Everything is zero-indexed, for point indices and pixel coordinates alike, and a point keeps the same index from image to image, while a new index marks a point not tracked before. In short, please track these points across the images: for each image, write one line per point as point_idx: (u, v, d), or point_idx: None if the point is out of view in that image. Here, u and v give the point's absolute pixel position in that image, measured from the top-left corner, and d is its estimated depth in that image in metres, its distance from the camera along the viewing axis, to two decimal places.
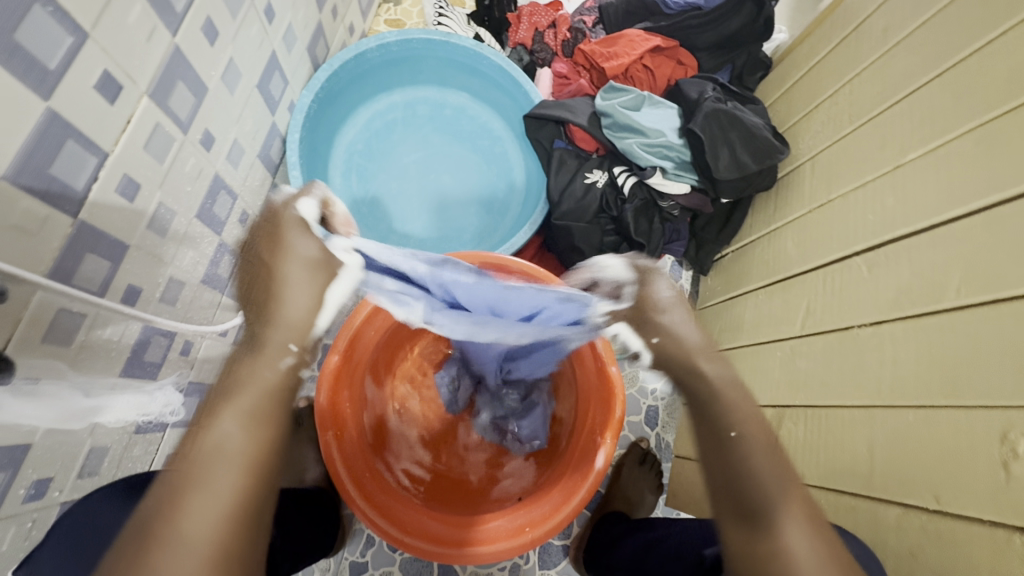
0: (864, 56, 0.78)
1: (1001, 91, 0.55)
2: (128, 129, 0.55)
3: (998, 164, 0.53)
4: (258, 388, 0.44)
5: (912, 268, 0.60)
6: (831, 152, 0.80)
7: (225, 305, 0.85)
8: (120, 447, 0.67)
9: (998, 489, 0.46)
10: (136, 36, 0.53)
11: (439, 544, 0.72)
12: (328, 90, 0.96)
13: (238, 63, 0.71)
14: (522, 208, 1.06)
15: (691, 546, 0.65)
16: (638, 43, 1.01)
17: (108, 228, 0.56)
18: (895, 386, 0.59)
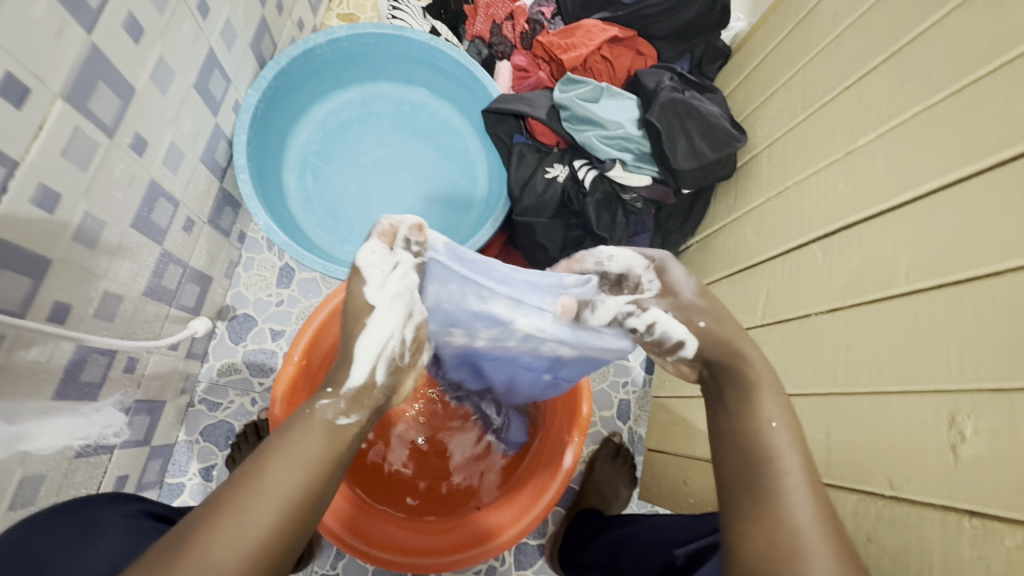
0: (816, 42, 0.78)
1: (945, 74, 0.55)
2: (41, 135, 0.51)
3: (942, 148, 0.53)
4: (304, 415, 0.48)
5: (863, 253, 0.61)
6: (787, 140, 0.80)
7: (173, 317, 0.81)
8: (58, 474, 0.64)
9: (948, 472, 0.46)
10: (42, 34, 0.49)
11: (403, 552, 0.70)
12: (277, 89, 0.92)
13: (170, 61, 0.67)
14: (486, 205, 1.04)
15: (664, 543, 0.65)
16: (596, 34, 0.99)
17: (25, 242, 0.52)
18: (850, 372, 0.59)
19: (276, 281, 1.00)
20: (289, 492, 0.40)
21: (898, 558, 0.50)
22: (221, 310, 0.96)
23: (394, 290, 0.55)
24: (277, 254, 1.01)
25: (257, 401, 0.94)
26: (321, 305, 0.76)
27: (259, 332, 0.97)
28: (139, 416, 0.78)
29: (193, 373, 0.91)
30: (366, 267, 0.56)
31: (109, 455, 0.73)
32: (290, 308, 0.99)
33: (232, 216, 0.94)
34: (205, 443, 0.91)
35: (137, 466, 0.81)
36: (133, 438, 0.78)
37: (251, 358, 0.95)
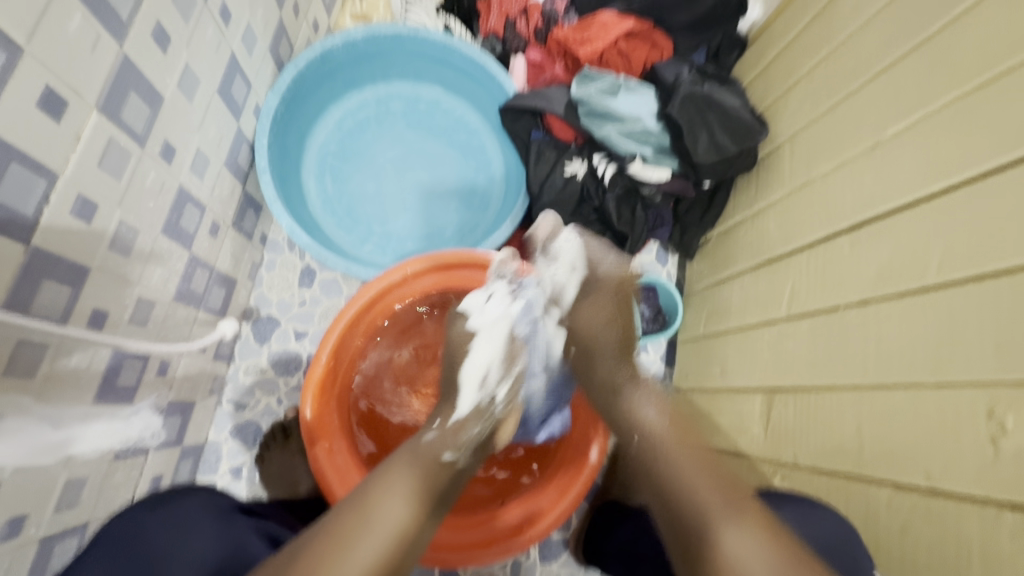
0: (839, 31, 0.76)
1: (978, 63, 0.54)
2: (78, 147, 0.52)
3: (976, 138, 0.53)
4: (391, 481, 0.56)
5: (894, 245, 0.60)
6: (810, 131, 0.79)
7: (201, 321, 0.83)
8: (99, 475, 0.66)
9: (987, 465, 0.47)
10: (79, 47, 0.50)
11: (444, 547, 0.71)
12: (295, 92, 0.93)
13: (194, 69, 0.68)
14: (503, 201, 1.04)
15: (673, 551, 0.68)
16: (612, 27, 0.99)
17: (66, 252, 0.53)
18: (882, 364, 0.58)
19: (298, 282, 1.01)
20: (394, 526, 0.51)
21: (936, 550, 0.50)
22: (245, 312, 0.98)
23: (493, 315, 0.75)
24: (298, 255, 1.02)
25: (283, 401, 0.96)
26: (344, 308, 0.77)
27: (283, 333, 0.98)
28: (171, 417, 0.80)
29: (220, 374, 0.93)
30: (470, 305, 0.76)
31: (145, 456, 0.75)
32: (313, 308, 1.00)
33: (254, 218, 0.95)
34: (234, 442, 0.93)
35: (170, 466, 0.83)
36: (166, 439, 0.80)
37: (276, 359, 0.97)
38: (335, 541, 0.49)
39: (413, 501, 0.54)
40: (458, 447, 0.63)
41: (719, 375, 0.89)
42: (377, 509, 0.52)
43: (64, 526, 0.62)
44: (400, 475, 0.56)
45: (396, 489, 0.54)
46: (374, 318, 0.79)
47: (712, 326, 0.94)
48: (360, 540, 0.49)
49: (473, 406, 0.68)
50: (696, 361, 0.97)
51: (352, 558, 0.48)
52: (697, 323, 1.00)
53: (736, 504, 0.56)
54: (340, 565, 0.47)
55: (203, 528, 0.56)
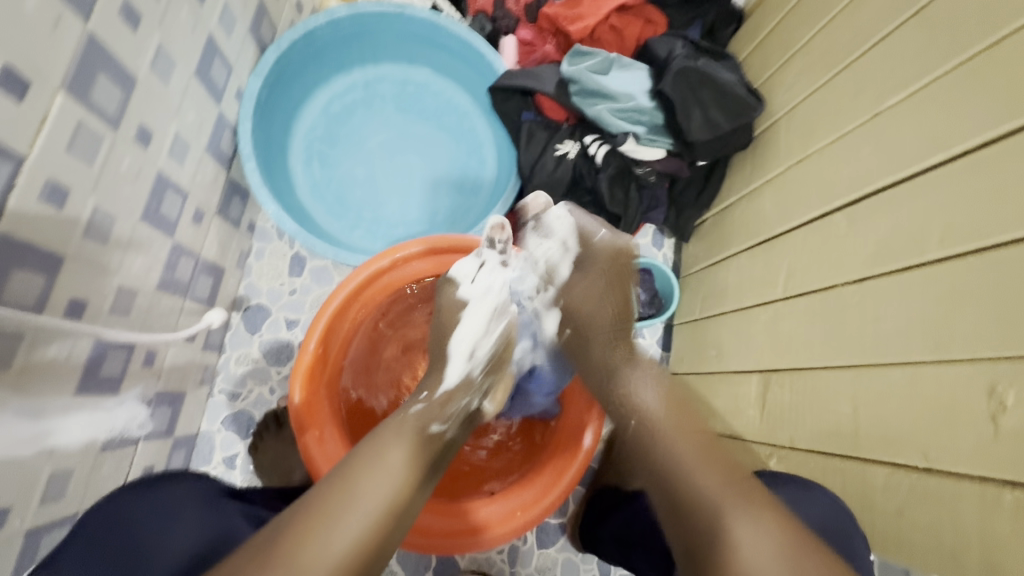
0: (837, 0, 0.73)
1: (981, 26, 0.52)
2: (44, 129, 0.50)
3: (979, 105, 0.50)
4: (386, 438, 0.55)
5: (893, 220, 0.58)
6: (807, 106, 0.76)
7: (188, 310, 0.81)
8: (86, 467, 0.65)
9: (987, 443, 0.45)
10: (39, 25, 0.48)
11: (444, 534, 0.70)
12: (278, 74, 0.90)
13: (169, 49, 0.66)
14: (495, 185, 1.02)
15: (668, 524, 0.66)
16: (603, 2, 0.96)
17: (37, 239, 0.52)
18: (880, 343, 0.57)
19: (288, 270, 0.99)
20: (380, 502, 0.49)
21: (933, 530, 0.49)
22: (235, 301, 0.96)
23: (484, 286, 0.73)
24: (288, 243, 1.00)
25: (276, 390, 0.95)
26: (331, 295, 0.75)
27: (274, 322, 0.97)
28: (160, 408, 0.79)
29: (211, 364, 0.92)
30: (460, 274, 0.74)
31: (135, 447, 0.74)
32: (304, 297, 0.99)
33: (241, 206, 0.93)
34: (227, 432, 0.92)
35: (162, 457, 0.82)
36: (157, 430, 0.79)
37: (268, 348, 0.96)
38: (318, 516, 0.46)
39: (402, 473, 0.52)
40: (447, 419, 0.61)
41: (715, 358, 0.88)
42: (362, 484, 0.49)
43: (52, 518, 0.61)
44: (390, 446, 0.54)
45: (385, 462, 0.52)
46: (362, 303, 0.78)
47: (708, 308, 0.93)
48: (363, 485, 0.49)
49: (461, 377, 0.67)
50: (692, 345, 0.95)
51: (338, 532, 0.45)
52: (693, 306, 0.99)
53: (739, 485, 0.54)
54: (325, 539, 0.45)
55: (188, 512, 0.55)
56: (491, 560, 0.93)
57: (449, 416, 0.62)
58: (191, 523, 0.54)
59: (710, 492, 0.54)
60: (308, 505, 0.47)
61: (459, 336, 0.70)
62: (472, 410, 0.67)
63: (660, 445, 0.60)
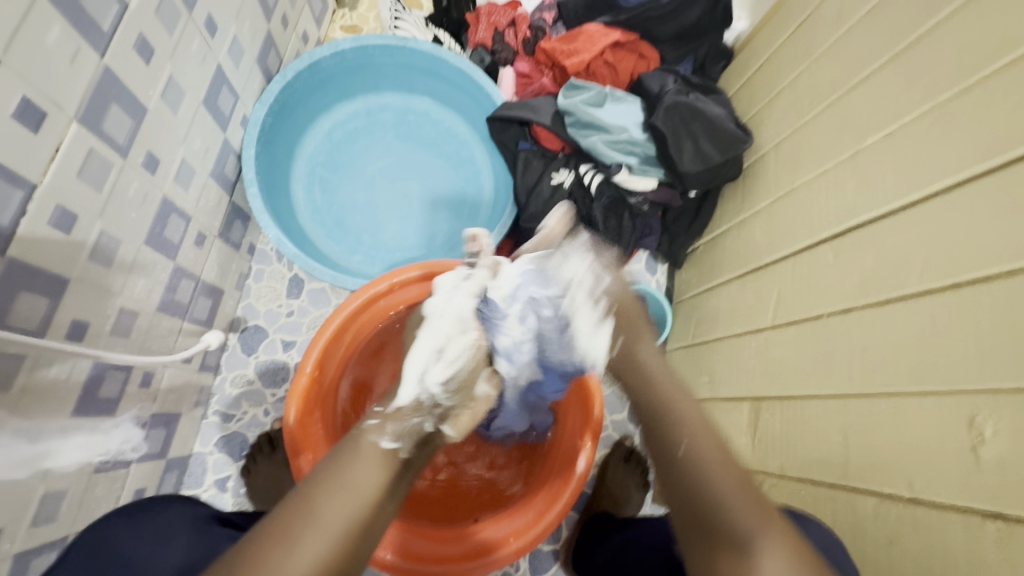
0: (820, 43, 0.77)
1: (954, 72, 0.55)
2: (57, 157, 0.52)
3: (953, 148, 0.53)
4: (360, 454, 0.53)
5: (875, 253, 0.60)
6: (792, 141, 0.80)
7: (186, 331, 0.82)
8: (78, 489, 0.65)
9: (969, 474, 0.46)
10: (57, 59, 0.50)
11: (401, 555, 0.69)
12: (283, 103, 0.93)
13: (179, 80, 0.68)
14: (492, 211, 1.04)
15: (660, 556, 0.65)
16: (598, 38, 1.00)
17: (44, 263, 0.53)
18: (865, 372, 0.58)
19: (287, 292, 1.00)
20: (340, 527, 0.47)
21: (921, 561, 0.50)
22: (233, 322, 0.97)
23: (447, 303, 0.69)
24: (287, 265, 1.02)
25: (270, 412, 0.95)
26: (327, 319, 0.76)
27: (271, 343, 0.98)
28: (155, 429, 0.79)
29: (207, 385, 0.92)
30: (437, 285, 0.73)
31: (127, 469, 0.74)
32: (301, 319, 1.00)
33: (242, 228, 0.95)
34: (220, 454, 0.92)
35: (154, 479, 0.81)
36: (150, 451, 0.79)
37: (264, 369, 0.96)
38: (274, 544, 0.46)
39: (366, 496, 0.50)
40: (402, 435, 0.56)
41: (708, 384, 0.89)
42: (321, 503, 0.48)
43: (42, 541, 0.61)
44: (354, 466, 0.52)
45: (347, 484, 0.50)
46: (357, 328, 0.79)
47: (701, 334, 0.94)
48: (324, 505, 0.48)
49: (412, 399, 0.60)
50: (685, 370, 0.96)
51: (298, 555, 0.45)
52: (687, 331, 1.00)
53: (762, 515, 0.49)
54: (281, 564, 0.44)
55: (178, 536, 0.55)
56: None
57: (404, 431, 0.56)
58: (180, 548, 0.54)
59: (743, 512, 0.49)
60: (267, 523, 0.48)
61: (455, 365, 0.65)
62: (428, 432, 0.59)
63: (690, 458, 0.54)
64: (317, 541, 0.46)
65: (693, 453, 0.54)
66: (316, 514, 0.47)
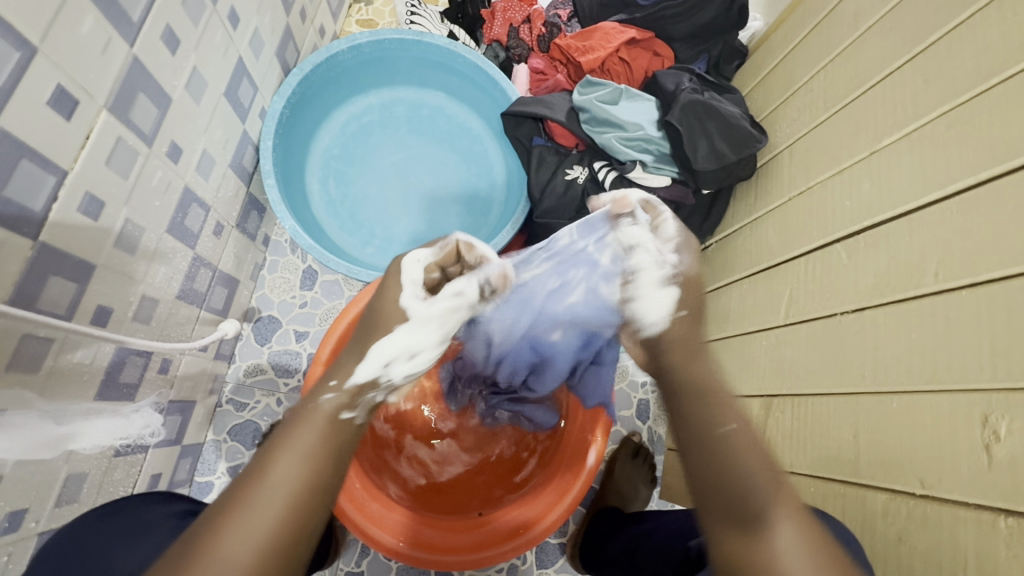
0: (837, 43, 0.77)
1: (973, 73, 0.55)
2: (87, 145, 0.53)
3: (970, 149, 0.54)
4: (311, 426, 0.50)
5: (889, 254, 0.61)
6: (807, 140, 0.80)
7: (203, 320, 0.83)
8: (99, 472, 0.66)
9: (981, 472, 0.47)
10: (90, 48, 0.51)
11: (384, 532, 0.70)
12: (300, 95, 0.94)
13: (203, 71, 0.69)
14: (505, 206, 1.05)
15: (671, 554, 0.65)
16: (614, 36, 1.00)
17: (72, 248, 0.54)
18: (878, 371, 0.59)
19: (300, 283, 1.01)
20: (289, 488, 0.45)
21: (931, 558, 0.50)
22: (247, 313, 0.98)
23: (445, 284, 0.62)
24: (301, 257, 1.03)
25: (283, 401, 0.96)
26: (344, 308, 0.77)
27: (284, 333, 0.99)
28: (171, 416, 0.81)
29: (221, 374, 0.94)
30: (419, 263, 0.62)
31: (145, 454, 0.76)
32: (314, 310, 1.01)
33: (258, 219, 0.96)
34: (233, 442, 0.93)
35: (169, 465, 0.83)
36: (166, 437, 0.80)
37: (277, 359, 0.97)
38: (229, 515, 0.43)
39: (313, 455, 0.48)
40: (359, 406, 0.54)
41: None
42: (271, 470, 0.46)
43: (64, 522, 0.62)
44: (301, 430, 0.49)
45: (292, 445, 0.48)
46: None
47: (711, 332, 0.95)
48: (272, 470, 0.45)
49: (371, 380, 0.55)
50: None
51: (241, 529, 0.42)
52: None
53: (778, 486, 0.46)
54: (234, 536, 0.42)
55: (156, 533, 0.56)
56: None
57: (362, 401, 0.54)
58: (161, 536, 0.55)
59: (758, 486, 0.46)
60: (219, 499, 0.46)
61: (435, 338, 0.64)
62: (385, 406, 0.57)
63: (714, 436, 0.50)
64: (263, 510, 0.43)
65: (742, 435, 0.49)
66: (266, 481, 0.45)
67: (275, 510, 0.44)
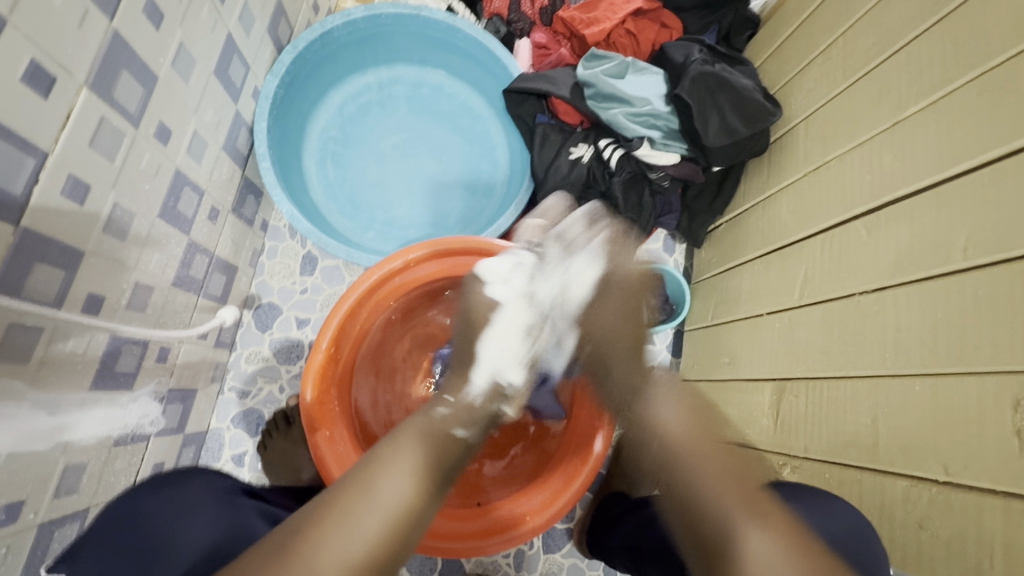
0: (857, 7, 0.73)
1: (1009, 33, 0.51)
2: (68, 125, 0.51)
3: (1004, 116, 0.50)
4: (414, 451, 0.54)
5: (913, 230, 0.58)
6: (825, 113, 0.76)
7: (201, 307, 0.82)
8: (98, 462, 0.65)
9: (1012, 457, 0.45)
10: (65, 21, 0.48)
11: None
12: (294, 75, 0.90)
13: (190, 47, 0.66)
14: (507, 188, 1.02)
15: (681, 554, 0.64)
16: (620, 6, 0.95)
17: (57, 235, 0.52)
18: (899, 354, 0.56)
19: (300, 269, 0.99)
20: (395, 502, 0.49)
21: (955, 547, 0.48)
22: (247, 299, 0.97)
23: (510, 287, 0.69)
24: (300, 242, 1.01)
25: (285, 388, 0.95)
26: (344, 294, 0.75)
27: (285, 320, 0.97)
28: (172, 405, 0.79)
29: (222, 362, 0.92)
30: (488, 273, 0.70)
31: (146, 443, 0.75)
32: (315, 296, 0.99)
33: (255, 204, 0.93)
34: (237, 430, 0.92)
35: (173, 454, 0.82)
36: (167, 426, 0.79)
37: (278, 346, 0.96)
38: (333, 520, 0.47)
39: (418, 473, 0.52)
40: (472, 422, 0.60)
41: (727, 365, 0.87)
42: (380, 483, 0.50)
43: (63, 513, 0.62)
44: (408, 447, 0.54)
45: (400, 463, 0.52)
46: (373, 306, 0.78)
47: (721, 315, 0.92)
48: (379, 484, 0.50)
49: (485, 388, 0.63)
50: (705, 352, 0.94)
51: (353, 538, 0.46)
52: (705, 311, 0.98)
53: (736, 491, 0.53)
54: (342, 542, 0.45)
55: (201, 512, 0.55)
56: (498, 565, 0.92)
57: (472, 420, 0.60)
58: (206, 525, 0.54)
59: (727, 509, 0.52)
60: (322, 501, 0.49)
61: (472, 335, 0.67)
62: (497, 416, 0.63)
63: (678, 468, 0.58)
64: (370, 524, 0.47)
65: (671, 448, 0.60)
66: (374, 495, 0.49)
67: (382, 528, 0.47)
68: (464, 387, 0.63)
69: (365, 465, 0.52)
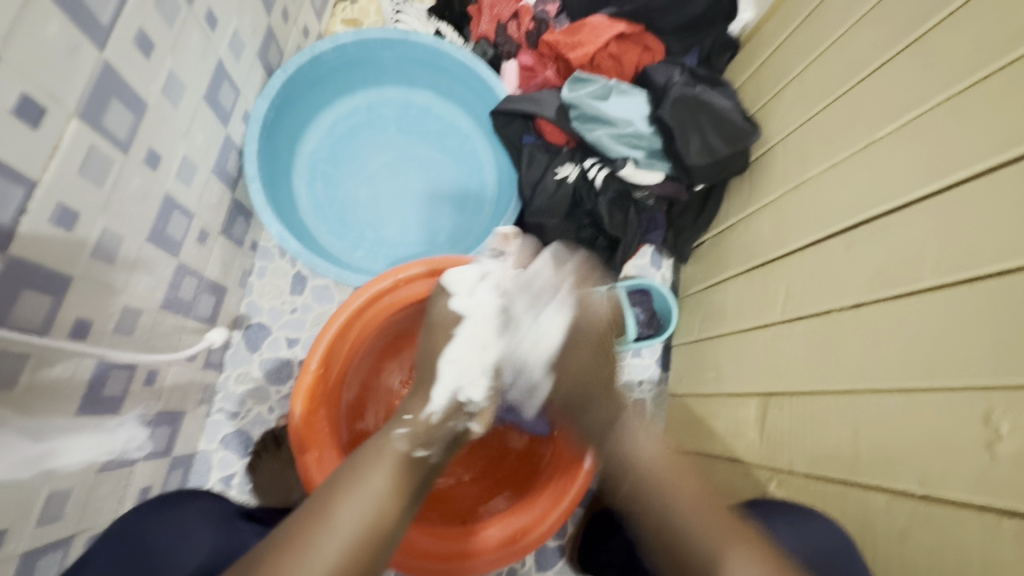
0: (829, 33, 0.76)
1: (969, 61, 0.54)
2: (58, 153, 0.52)
3: (967, 139, 0.52)
4: (378, 477, 0.54)
5: (887, 248, 0.60)
6: (802, 133, 0.78)
7: (190, 329, 0.82)
8: (84, 488, 0.65)
9: (985, 469, 0.46)
10: (56, 53, 0.49)
11: None
12: (284, 98, 0.92)
13: (180, 74, 0.68)
14: (496, 206, 1.03)
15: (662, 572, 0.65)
16: (603, 30, 0.98)
17: (45, 261, 0.52)
18: (877, 369, 0.58)
19: (289, 289, 1.00)
20: (356, 528, 0.50)
21: (935, 560, 0.49)
22: (237, 319, 0.97)
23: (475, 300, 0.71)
24: (290, 262, 1.01)
25: (275, 409, 0.94)
26: (333, 314, 0.76)
27: (275, 340, 0.97)
28: (159, 427, 0.79)
29: (211, 383, 0.92)
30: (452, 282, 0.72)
31: (133, 468, 0.74)
32: (305, 315, 0.99)
33: (245, 225, 0.94)
34: (225, 451, 0.92)
35: (160, 478, 0.81)
36: (155, 450, 0.79)
37: (268, 366, 0.96)
38: (291, 547, 0.47)
39: (381, 499, 0.53)
40: (431, 442, 0.61)
41: (713, 379, 0.88)
42: (340, 510, 0.50)
43: (47, 541, 0.61)
44: (372, 470, 0.55)
45: (363, 489, 0.53)
46: (363, 326, 0.78)
47: (707, 329, 0.93)
48: (340, 509, 0.50)
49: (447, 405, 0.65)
50: (692, 366, 0.96)
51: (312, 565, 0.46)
52: (692, 326, 1.00)
53: (711, 524, 0.55)
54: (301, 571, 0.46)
55: (197, 534, 0.55)
56: None
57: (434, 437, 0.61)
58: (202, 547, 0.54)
59: (703, 541, 0.54)
60: (280, 531, 0.50)
61: (454, 355, 0.68)
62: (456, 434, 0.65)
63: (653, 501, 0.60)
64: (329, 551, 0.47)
65: (650, 477, 0.62)
66: (334, 520, 0.49)
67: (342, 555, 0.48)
68: (426, 405, 0.64)
69: (329, 490, 0.53)
